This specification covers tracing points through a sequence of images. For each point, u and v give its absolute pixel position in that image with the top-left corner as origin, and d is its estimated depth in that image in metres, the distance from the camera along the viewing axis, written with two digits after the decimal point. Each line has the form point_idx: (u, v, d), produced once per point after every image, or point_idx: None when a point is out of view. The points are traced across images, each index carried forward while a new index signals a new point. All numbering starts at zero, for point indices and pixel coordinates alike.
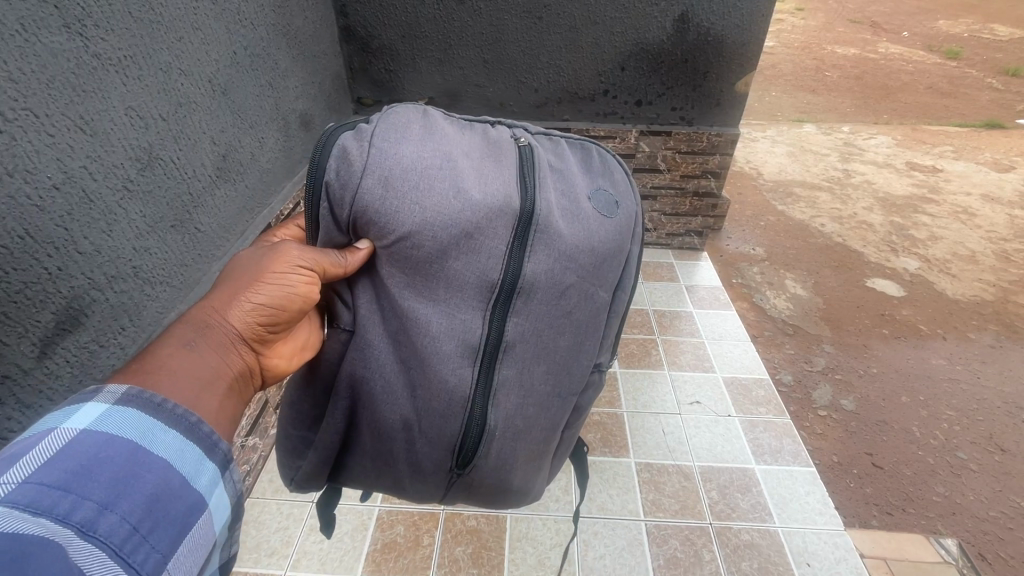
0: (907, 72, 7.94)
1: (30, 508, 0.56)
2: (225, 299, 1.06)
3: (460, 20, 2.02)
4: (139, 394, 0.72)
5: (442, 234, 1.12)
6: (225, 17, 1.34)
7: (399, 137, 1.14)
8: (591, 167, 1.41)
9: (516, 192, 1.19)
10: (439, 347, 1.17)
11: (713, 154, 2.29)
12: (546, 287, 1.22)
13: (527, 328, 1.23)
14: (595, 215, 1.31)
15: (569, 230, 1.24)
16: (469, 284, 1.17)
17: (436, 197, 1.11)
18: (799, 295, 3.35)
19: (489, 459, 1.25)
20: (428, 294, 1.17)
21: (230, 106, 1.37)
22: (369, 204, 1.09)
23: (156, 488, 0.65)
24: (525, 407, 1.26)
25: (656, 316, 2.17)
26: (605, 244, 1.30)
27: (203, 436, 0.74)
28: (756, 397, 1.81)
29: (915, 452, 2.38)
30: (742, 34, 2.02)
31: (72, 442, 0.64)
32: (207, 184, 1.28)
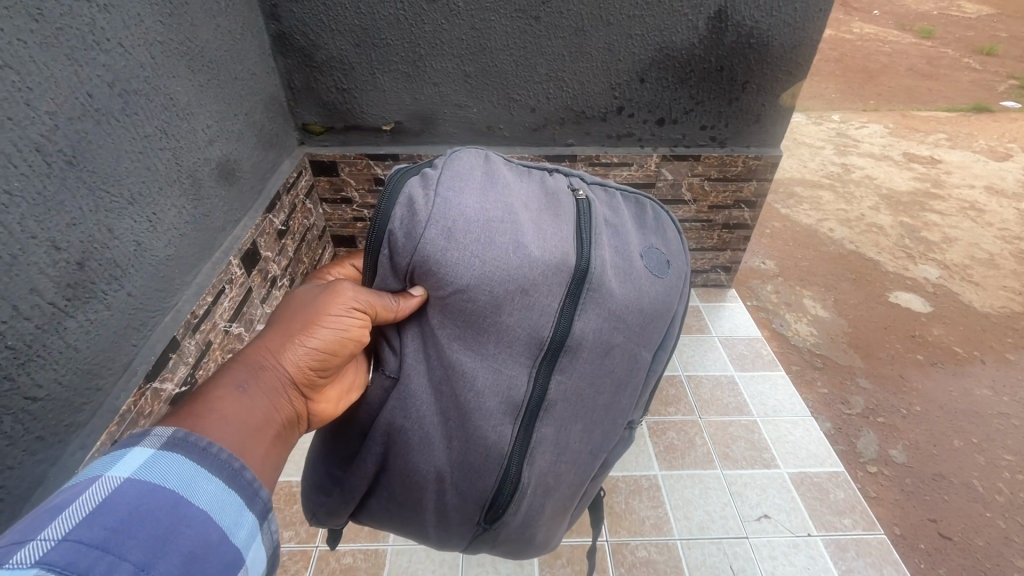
0: (885, 52, 7.60)
1: (64, 570, 0.39)
2: (277, 329, 0.75)
3: (433, 23, 1.54)
4: (186, 437, 0.55)
5: (498, 285, 0.75)
6: (68, 41, 0.84)
7: (467, 182, 0.78)
8: (641, 222, 0.98)
9: (569, 244, 0.81)
10: (481, 400, 0.77)
11: (749, 180, 1.90)
12: (591, 349, 0.83)
13: (572, 388, 0.83)
14: (647, 275, 0.90)
15: (623, 288, 0.85)
16: (515, 340, 0.78)
17: (494, 247, 0.75)
18: (821, 318, 2.86)
19: (518, 518, 0.84)
20: (480, 341, 0.77)
21: (89, 180, 0.88)
22: (420, 257, 0.73)
23: (203, 545, 0.48)
24: (558, 470, 0.87)
25: (692, 386, 1.77)
26: (654, 302, 0.89)
27: (245, 482, 0.55)
28: (837, 503, 1.44)
29: (981, 514, 1.98)
30: (792, 35, 1.61)
31: (109, 492, 0.46)
32: (49, 318, 0.80)
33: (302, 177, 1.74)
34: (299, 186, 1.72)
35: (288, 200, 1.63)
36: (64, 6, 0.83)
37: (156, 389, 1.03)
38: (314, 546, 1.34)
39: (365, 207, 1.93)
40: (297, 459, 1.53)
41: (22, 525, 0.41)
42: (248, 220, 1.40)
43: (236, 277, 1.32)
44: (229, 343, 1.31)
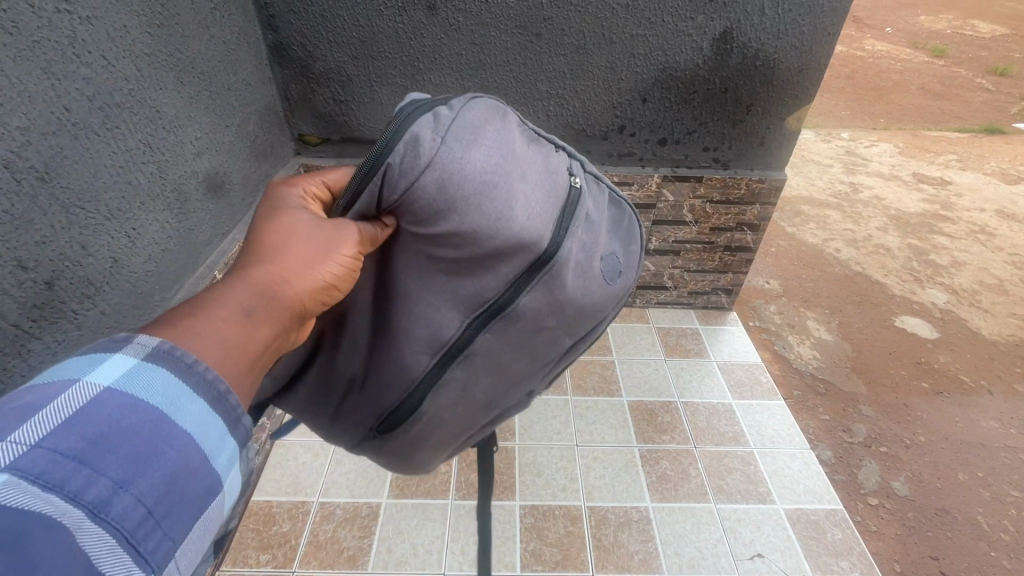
0: (896, 71, 7.52)
1: (34, 480, 0.36)
2: (275, 256, 0.63)
3: (432, 37, 1.51)
4: (173, 350, 0.47)
5: (460, 237, 0.72)
6: (43, 55, 0.81)
7: (478, 140, 0.73)
8: (615, 229, 0.93)
9: (548, 221, 0.76)
10: (415, 328, 0.77)
11: (752, 204, 1.86)
12: (527, 324, 0.80)
13: (500, 351, 0.81)
14: (602, 280, 0.85)
15: (578, 279, 0.81)
16: (461, 286, 0.76)
17: (474, 206, 0.71)
18: (825, 341, 2.79)
19: (403, 443, 0.84)
20: (431, 280, 0.77)
21: (62, 197, 0.85)
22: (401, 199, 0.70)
23: (185, 468, 0.43)
24: (455, 419, 0.85)
25: (688, 413, 1.72)
26: (597, 305, 0.85)
27: (231, 406, 0.47)
28: (833, 543, 1.39)
29: (985, 553, 1.89)
30: (799, 58, 1.58)
31: (86, 399, 0.41)
32: (11, 341, 0.78)
33: None
34: None
35: None
36: (41, 19, 0.81)
37: None
38: (290, 572, 1.29)
39: None
40: (279, 477, 1.49)
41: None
42: (236, 233, 1.37)
43: None
44: None
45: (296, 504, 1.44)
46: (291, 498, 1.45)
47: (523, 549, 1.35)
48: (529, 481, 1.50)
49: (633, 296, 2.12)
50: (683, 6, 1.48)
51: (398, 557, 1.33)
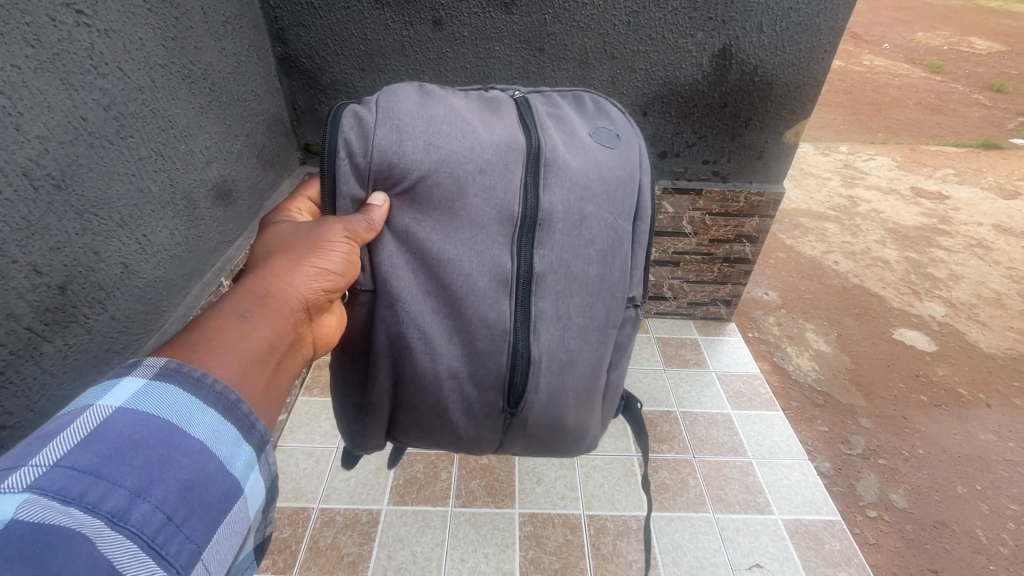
0: (894, 86, 7.59)
1: (56, 496, 0.42)
2: (279, 260, 0.77)
3: (438, 51, 1.55)
4: (179, 367, 0.54)
5: (457, 170, 0.83)
6: (63, 66, 0.84)
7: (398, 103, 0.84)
8: (582, 109, 0.99)
9: (513, 128, 0.88)
10: (468, 280, 0.83)
11: (751, 216, 1.89)
12: (563, 222, 0.86)
13: (557, 262, 0.87)
14: (599, 147, 0.92)
15: (579, 159, 0.89)
16: (488, 220, 0.84)
17: (442, 140, 0.83)
18: (823, 352, 2.81)
19: (541, 397, 0.87)
20: (455, 231, 0.84)
21: (76, 204, 0.87)
22: (380, 163, 0.81)
23: (198, 474, 0.49)
24: (568, 341, 0.88)
25: (687, 423, 1.73)
26: (614, 172, 0.90)
27: (242, 414, 0.55)
28: (831, 553, 1.40)
29: (984, 566, 1.89)
30: (797, 74, 1.61)
31: (103, 423, 0.48)
32: (25, 344, 0.80)
33: None
34: None
35: None
36: (61, 32, 0.84)
37: None
38: None
39: None
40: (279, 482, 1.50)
41: (24, 451, 0.45)
42: (240, 240, 1.40)
43: None
44: None
45: (297, 510, 1.45)
46: (291, 504, 1.46)
47: (523, 557, 1.35)
48: (528, 490, 1.51)
49: None
50: (684, 23, 1.51)
51: (398, 564, 1.34)
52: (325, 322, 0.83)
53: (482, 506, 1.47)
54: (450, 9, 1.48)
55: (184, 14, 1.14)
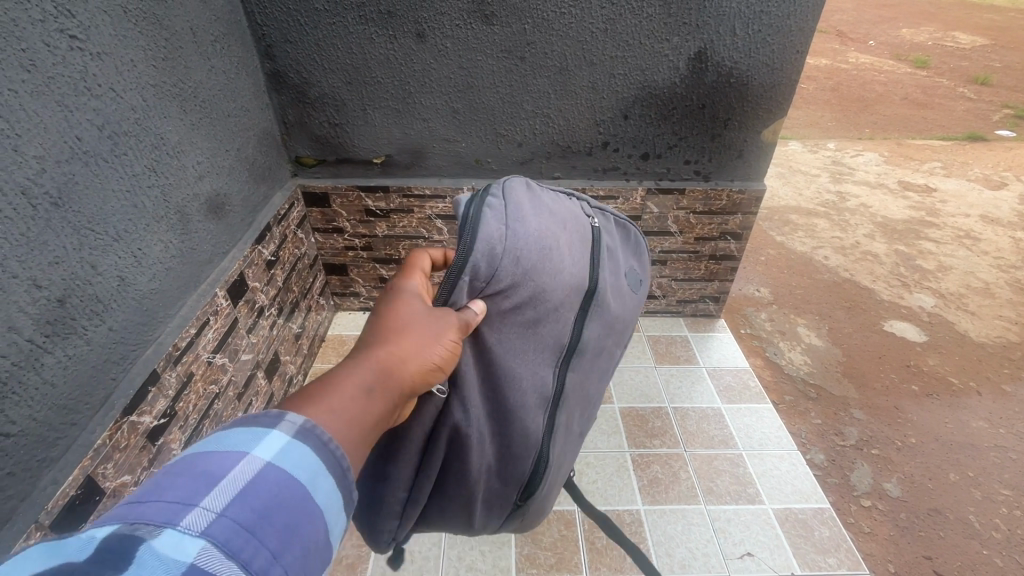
0: (880, 82, 7.66)
1: (220, 546, 0.39)
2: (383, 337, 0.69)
3: (421, 63, 1.59)
4: (313, 428, 0.52)
5: (553, 303, 0.84)
6: (58, 89, 0.88)
7: (521, 204, 0.82)
8: (626, 244, 1.09)
9: (587, 266, 0.89)
10: (521, 397, 0.82)
11: (734, 214, 1.93)
12: (592, 351, 0.92)
13: (579, 381, 0.92)
14: (630, 292, 1.03)
15: (616, 303, 0.96)
16: (546, 346, 0.85)
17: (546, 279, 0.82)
18: (815, 346, 2.84)
19: (544, 496, 0.94)
20: (521, 354, 0.82)
21: (73, 220, 0.91)
22: (519, 247, 0.78)
23: (316, 543, 0.45)
24: (565, 445, 0.97)
25: (677, 417, 1.77)
26: (633, 310, 1.04)
27: (350, 484, 0.51)
28: (821, 540, 1.43)
29: (978, 551, 1.91)
30: (770, 75, 1.66)
31: (250, 476, 0.44)
32: (26, 355, 0.83)
33: (294, 209, 1.78)
34: (290, 218, 1.76)
35: (278, 231, 1.67)
36: (55, 57, 0.87)
37: (135, 423, 1.05)
38: None
39: (355, 236, 1.97)
40: None
41: (183, 487, 0.41)
42: (233, 252, 1.42)
43: (221, 309, 1.34)
44: (212, 375, 1.30)
45: None
46: None
47: (518, 553, 1.38)
48: None
49: None
50: (660, 29, 1.56)
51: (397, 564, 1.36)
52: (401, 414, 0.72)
53: None
54: (432, 22, 1.52)
55: (174, 35, 1.18)
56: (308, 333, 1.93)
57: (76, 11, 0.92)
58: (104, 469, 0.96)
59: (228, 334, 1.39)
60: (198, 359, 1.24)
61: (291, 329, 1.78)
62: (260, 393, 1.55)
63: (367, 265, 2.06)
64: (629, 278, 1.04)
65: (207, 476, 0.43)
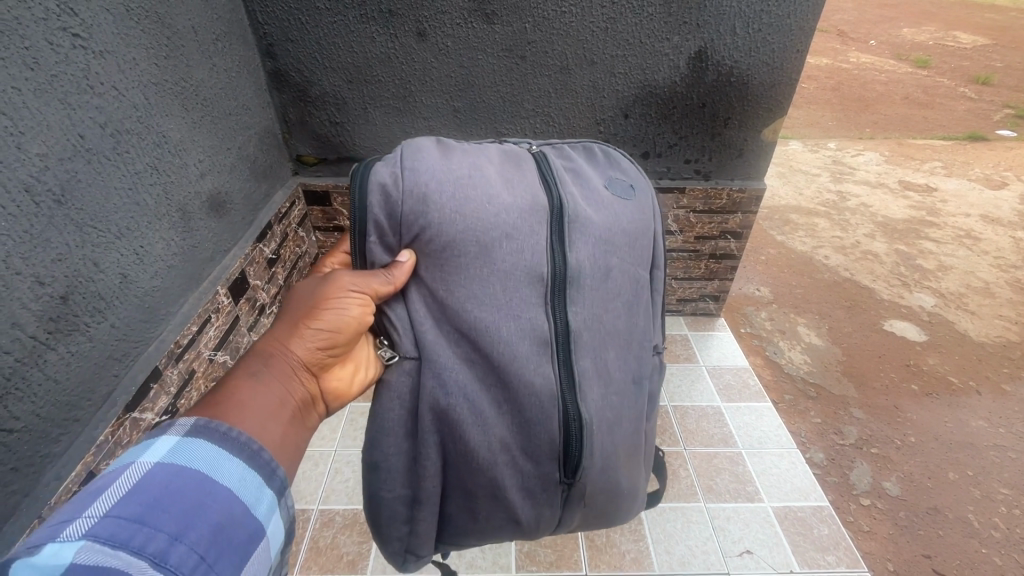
0: (881, 82, 7.65)
1: (108, 540, 0.48)
2: (287, 323, 0.87)
3: (422, 61, 1.60)
4: (207, 423, 0.63)
5: (495, 231, 0.84)
6: (61, 87, 0.88)
7: (428, 153, 0.89)
8: (595, 160, 1.04)
9: (534, 190, 0.89)
10: (508, 348, 0.81)
11: (734, 213, 1.93)
12: (591, 276, 0.88)
13: (590, 316, 0.87)
14: (616, 200, 0.96)
15: (598, 215, 0.92)
16: (519, 282, 0.84)
17: (472, 208, 0.84)
18: (815, 345, 2.84)
19: (596, 461, 0.85)
20: (487, 303, 0.82)
21: (76, 217, 0.91)
22: (422, 183, 0.84)
23: (224, 517, 0.56)
24: (611, 395, 0.88)
25: (677, 415, 1.77)
26: (634, 222, 0.96)
27: (263, 461, 0.63)
28: (820, 538, 1.43)
29: (977, 549, 1.91)
30: (770, 74, 1.66)
31: (143, 479, 0.54)
32: (30, 351, 0.83)
33: (295, 207, 1.79)
34: (291, 216, 1.76)
35: (279, 229, 1.67)
36: (58, 55, 0.88)
37: (137, 420, 1.05)
38: None
39: None
40: None
41: (79, 503, 0.51)
42: (234, 251, 1.43)
43: (222, 307, 1.35)
44: (213, 372, 1.31)
45: (298, 512, 1.49)
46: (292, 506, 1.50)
47: (519, 550, 1.38)
48: None
49: None
50: (660, 28, 1.56)
51: None
52: (337, 374, 0.92)
53: None
54: (433, 21, 1.53)
55: (176, 33, 1.19)
56: None
57: (79, 9, 0.92)
58: (106, 465, 0.97)
59: (228, 332, 1.40)
60: (199, 357, 1.25)
61: None
62: None
63: None
64: (611, 185, 0.98)
65: (100, 489, 0.53)
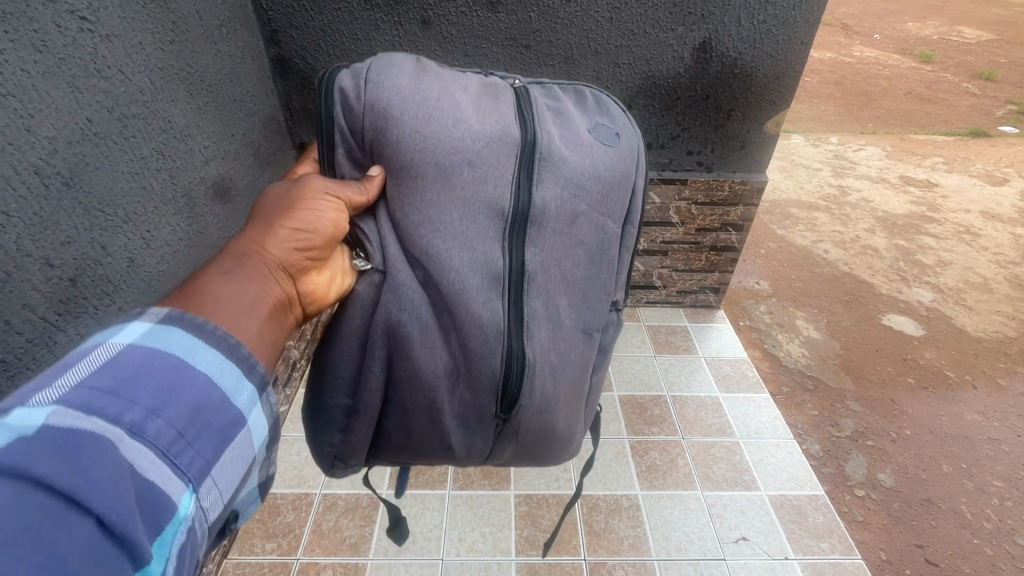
0: (885, 76, 7.60)
1: (82, 408, 0.46)
2: (255, 224, 0.77)
3: (426, 50, 1.60)
4: (183, 315, 0.59)
5: (458, 158, 0.85)
6: (68, 70, 0.88)
7: (401, 69, 0.88)
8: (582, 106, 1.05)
9: (507, 123, 0.90)
10: (461, 277, 0.83)
11: (736, 205, 1.94)
12: (554, 219, 0.90)
13: (546, 258, 0.90)
14: (596, 143, 0.97)
15: (573, 157, 0.93)
16: (478, 212, 0.86)
17: (435, 130, 0.84)
18: (813, 338, 2.86)
19: (535, 403, 0.88)
20: (445, 229, 0.83)
21: (84, 201, 0.92)
22: (385, 96, 0.83)
23: (204, 400, 0.54)
24: (559, 341, 0.91)
25: (675, 405, 1.79)
26: (609, 170, 0.96)
27: (243, 355, 0.60)
28: (815, 526, 1.46)
29: (968, 540, 1.94)
30: (774, 66, 1.66)
31: (117, 356, 0.52)
32: (40, 333, 0.85)
33: None
34: None
35: None
36: (66, 38, 0.88)
37: None
38: (295, 559, 1.36)
39: None
40: (283, 470, 1.57)
41: (49, 376, 0.49)
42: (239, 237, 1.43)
43: None
44: None
45: (300, 496, 1.51)
46: (294, 491, 1.52)
47: (518, 535, 1.41)
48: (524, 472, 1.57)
49: None
50: (665, 18, 1.56)
51: (398, 544, 1.39)
52: (315, 280, 0.83)
53: (480, 488, 1.52)
54: (438, 9, 1.53)
55: (181, 18, 1.19)
56: None
57: None
58: None
59: None
60: None
61: None
62: None
63: None
64: (595, 129, 0.99)
65: (76, 363, 0.50)
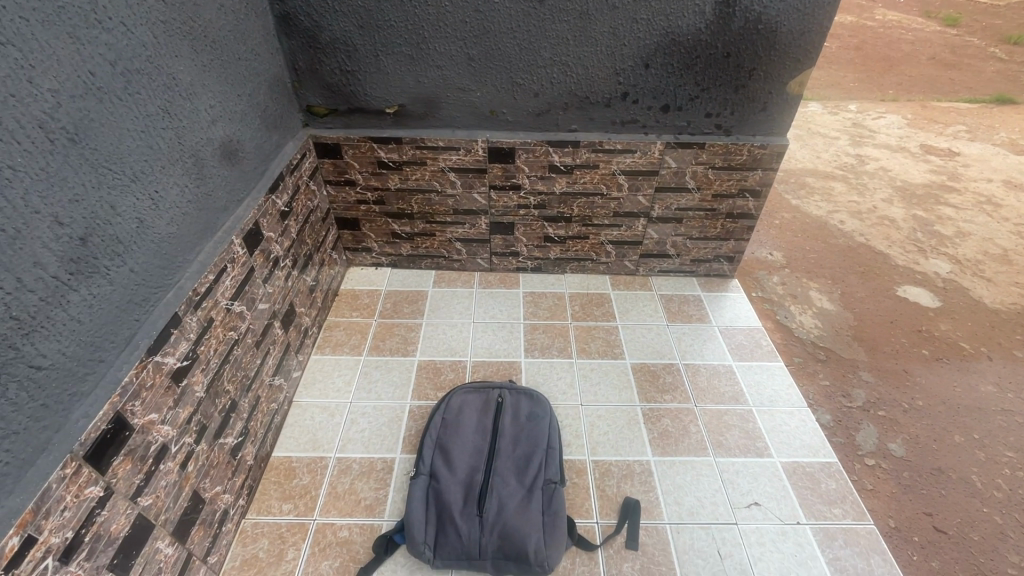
0: (908, 40, 7.31)
1: None
2: None
3: (436, 5, 1.53)
4: None
5: (468, 464, 1.41)
6: (69, 20, 0.85)
7: (457, 405, 1.56)
8: (532, 413, 1.55)
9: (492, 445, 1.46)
10: (465, 511, 1.31)
11: (754, 169, 1.88)
12: (511, 484, 1.37)
13: (505, 506, 1.32)
14: (532, 433, 1.49)
15: (519, 447, 1.45)
16: (468, 494, 1.35)
17: (457, 464, 1.41)
18: (827, 310, 2.83)
19: None
20: (463, 458, 1.43)
21: (91, 157, 0.90)
22: (442, 427, 1.50)
23: None
24: None
25: (688, 373, 1.78)
26: (537, 442, 1.47)
27: None
28: (826, 492, 1.46)
29: (978, 509, 1.94)
30: (801, 21, 1.58)
31: None
32: (53, 290, 0.84)
33: (306, 159, 1.76)
34: (303, 168, 1.73)
35: (291, 181, 1.65)
36: None
37: (159, 364, 1.06)
38: (312, 520, 1.38)
39: (368, 189, 1.95)
40: (297, 433, 1.58)
41: None
42: (247, 201, 1.41)
43: (237, 257, 1.34)
44: (231, 322, 1.32)
45: (315, 459, 1.53)
46: (309, 454, 1.54)
47: None
48: None
49: (637, 264, 2.17)
50: None
51: None
52: None
53: None
54: None
55: None
56: (322, 287, 1.93)
57: None
58: (132, 406, 0.98)
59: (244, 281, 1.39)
60: (216, 305, 1.25)
61: (305, 282, 1.78)
62: (277, 342, 1.57)
63: (379, 219, 2.04)
64: (534, 423, 1.51)
65: None
